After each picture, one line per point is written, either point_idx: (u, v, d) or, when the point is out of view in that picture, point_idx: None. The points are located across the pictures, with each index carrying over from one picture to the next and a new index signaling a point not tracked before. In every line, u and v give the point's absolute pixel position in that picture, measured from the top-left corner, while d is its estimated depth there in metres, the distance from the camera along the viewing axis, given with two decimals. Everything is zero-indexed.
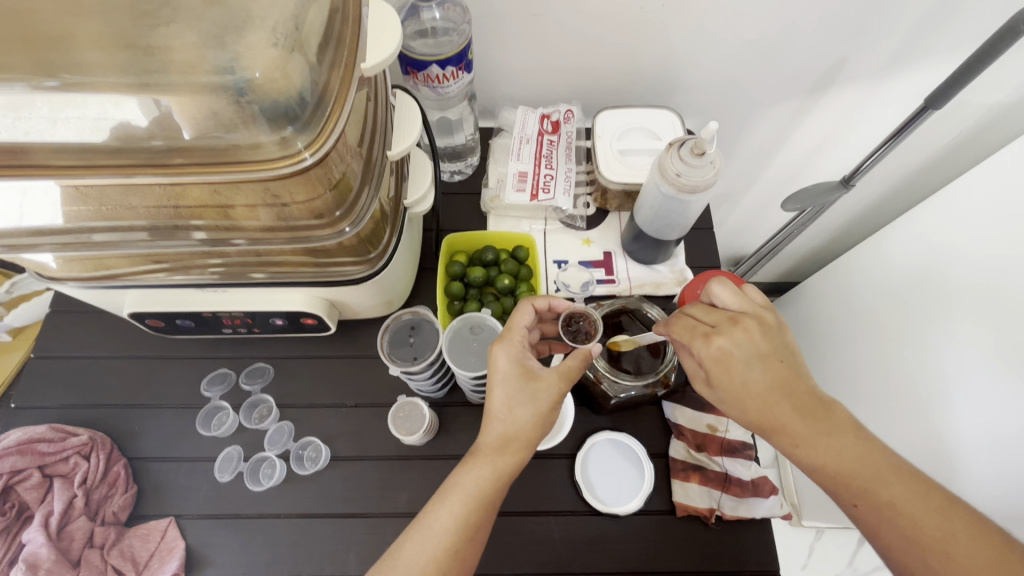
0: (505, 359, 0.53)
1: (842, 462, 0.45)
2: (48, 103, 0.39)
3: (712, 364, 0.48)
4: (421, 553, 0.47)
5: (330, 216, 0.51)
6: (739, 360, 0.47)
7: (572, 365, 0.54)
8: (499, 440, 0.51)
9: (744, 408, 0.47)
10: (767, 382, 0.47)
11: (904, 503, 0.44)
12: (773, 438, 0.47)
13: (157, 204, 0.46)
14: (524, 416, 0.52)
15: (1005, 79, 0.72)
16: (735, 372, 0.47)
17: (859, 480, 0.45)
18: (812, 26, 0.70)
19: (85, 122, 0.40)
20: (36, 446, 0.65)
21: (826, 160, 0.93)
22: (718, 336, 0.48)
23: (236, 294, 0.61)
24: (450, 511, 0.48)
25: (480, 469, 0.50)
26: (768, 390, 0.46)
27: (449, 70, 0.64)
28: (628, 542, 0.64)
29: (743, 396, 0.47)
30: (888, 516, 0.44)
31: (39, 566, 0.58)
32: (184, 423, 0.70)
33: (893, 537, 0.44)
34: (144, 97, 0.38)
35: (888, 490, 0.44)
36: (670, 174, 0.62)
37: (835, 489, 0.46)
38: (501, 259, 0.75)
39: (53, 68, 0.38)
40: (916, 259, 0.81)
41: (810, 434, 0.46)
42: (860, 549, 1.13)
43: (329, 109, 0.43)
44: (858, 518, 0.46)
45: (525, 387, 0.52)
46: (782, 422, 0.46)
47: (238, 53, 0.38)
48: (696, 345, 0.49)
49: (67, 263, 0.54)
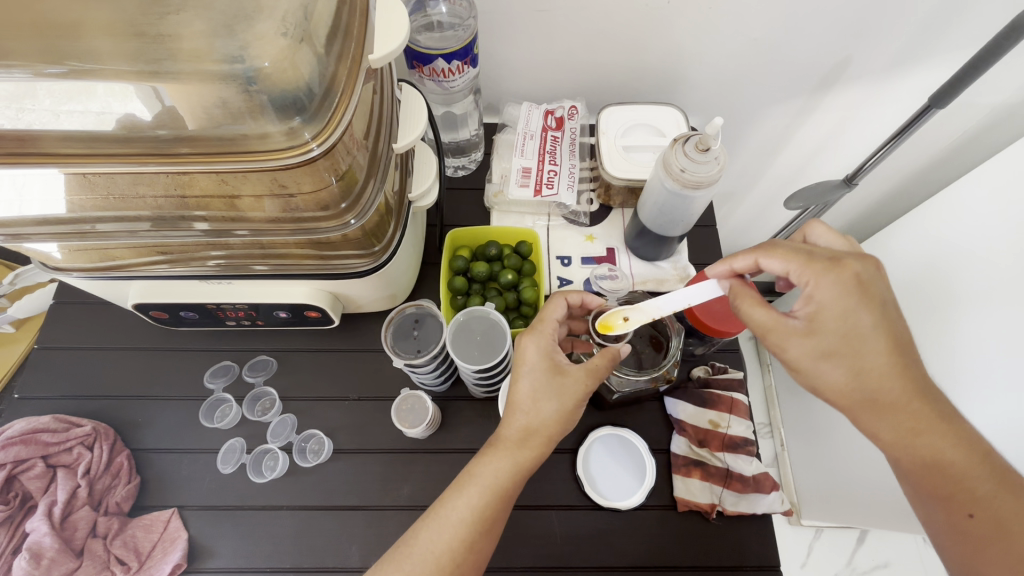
0: (534, 350, 0.54)
1: (960, 464, 0.44)
2: (56, 92, 0.39)
3: (837, 307, 0.45)
4: (436, 543, 0.47)
5: (336, 208, 0.51)
6: (869, 314, 0.44)
7: (598, 363, 0.54)
8: (519, 434, 0.51)
9: (859, 369, 0.44)
10: (881, 343, 0.44)
11: (1002, 506, 0.44)
12: (881, 411, 0.45)
13: (164, 194, 0.47)
14: (549, 410, 0.51)
15: (1010, 78, 0.72)
16: (853, 323, 0.44)
17: (976, 491, 0.44)
18: (817, 24, 0.70)
19: (89, 116, 0.40)
20: (39, 436, 0.65)
21: (830, 159, 0.93)
22: (856, 277, 0.45)
23: (239, 287, 0.61)
24: (466, 502, 0.48)
25: (501, 460, 0.50)
26: (895, 356, 0.44)
27: (455, 64, 0.65)
28: (629, 536, 0.64)
29: (868, 354, 0.44)
30: (1002, 533, 0.44)
31: (42, 556, 0.59)
32: (187, 414, 0.70)
33: (997, 558, 0.43)
34: (144, 85, 0.38)
35: (1001, 504, 0.44)
36: (674, 170, 0.62)
37: (947, 498, 0.45)
38: (504, 254, 0.74)
39: (59, 56, 0.38)
40: (919, 258, 0.81)
41: (935, 423, 0.44)
42: (859, 549, 1.14)
43: (336, 100, 0.43)
44: (957, 531, 0.46)
45: (551, 381, 0.52)
46: (911, 398, 0.44)
47: (247, 42, 0.38)
48: (822, 284, 0.45)
49: (72, 253, 0.54)
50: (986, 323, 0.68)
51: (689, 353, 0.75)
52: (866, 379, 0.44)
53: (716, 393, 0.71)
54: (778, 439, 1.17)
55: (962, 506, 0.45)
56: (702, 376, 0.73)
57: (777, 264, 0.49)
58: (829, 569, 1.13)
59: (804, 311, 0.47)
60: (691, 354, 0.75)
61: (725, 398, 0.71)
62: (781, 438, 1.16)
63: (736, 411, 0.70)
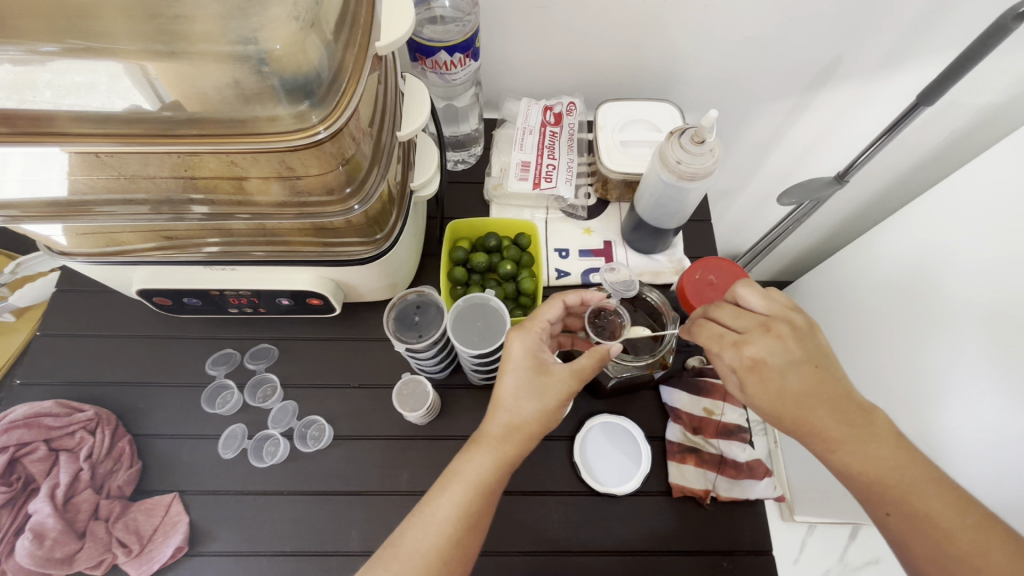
0: (520, 348, 0.54)
1: (885, 476, 0.46)
2: (59, 81, 0.40)
3: (755, 366, 0.48)
4: (423, 542, 0.48)
5: (340, 192, 0.52)
6: (787, 363, 0.48)
7: (585, 363, 0.54)
8: (502, 431, 0.52)
9: (783, 416, 0.48)
10: (801, 391, 0.47)
11: (933, 507, 0.45)
12: (809, 442, 0.48)
13: (171, 174, 0.47)
14: (530, 408, 0.52)
15: (992, 80, 0.74)
16: (768, 378, 0.48)
17: (902, 494, 0.45)
18: (809, 24, 0.72)
19: (88, 110, 0.42)
20: (42, 420, 0.65)
21: (821, 158, 0.95)
22: (767, 339, 0.49)
23: (242, 273, 0.62)
24: (451, 499, 0.49)
25: (484, 457, 0.51)
26: (818, 394, 0.47)
27: (457, 57, 0.66)
28: (625, 521, 0.65)
29: (787, 409, 0.47)
30: (920, 528, 0.45)
31: (45, 536, 0.59)
32: (188, 401, 0.70)
33: (926, 544, 0.45)
34: (130, 63, 0.39)
35: (928, 502, 0.45)
36: (670, 162, 0.64)
37: (869, 498, 0.47)
38: (503, 245, 0.76)
39: (56, 35, 0.39)
40: (908, 256, 0.83)
41: (857, 448, 0.46)
42: (851, 545, 1.14)
43: (343, 87, 0.44)
44: (887, 528, 0.47)
45: (534, 380, 0.53)
46: (828, 432, 0.47)
47: (260, 25, 0.40)
48: (741, 351, 0.49)
49: (78, 237, 0.55)
50: (974, 316, 0.70)
51: (684, 343, 0.77)
52: (794, 427, 0.48)
53: (711, 381, 0.73)
54: (771, 436, 1.18)
55: (883, 505, 0.46)
56: (696, 365, 0.74)
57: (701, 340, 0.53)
58: (820, 564, 1.14)
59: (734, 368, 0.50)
60: (686, 345, 0.77)
61: (720, 387, 0.73)
62: (774, 435, 1.17)
63: (730, 400, 0.72)
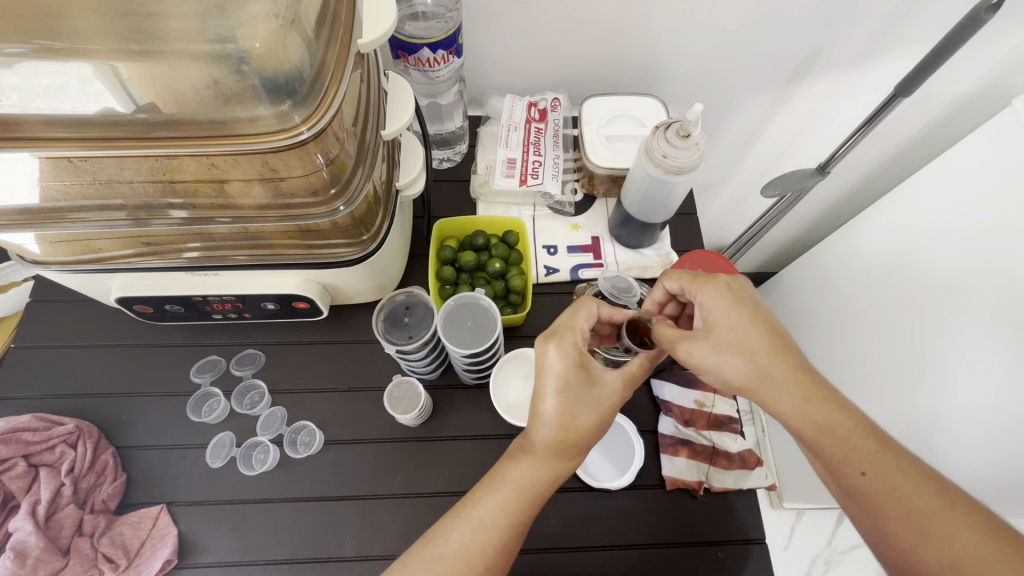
0: (564, 359, 0.51)
1: (846, 429, 0.48)
2: (26, 84, 0.39)
3: (721, 309, 0.52)
4: (469, 545, 0.47)
5: (325, 193, 0.51)
6: (745, 310, 0.51)
7: (636, 371, 0.53)
8: (552, 443, 0.50)
9: (751, 352, 0.50)
10: (760, 333, 0.50)
11: (893, 468, 0.47)
12: (776, 391, 0.50)
13: (149, 178, 0.46)
14: (585, 420, 0.50)
15: (966, 70, 0.76)
16: (733, 321, 0.51)
17: (864, 450, 0.48)
18: (790, 16, 0.72)
19: (56, 112, 0.40)
20: (20, 435, 0.63)
21: (801, 148, 0.97)
22: (731, 286, 0.53)
23: (225, 278, 0.60)
24: (500, 505, 0.49)
25: (535, 466, 0.50)
26: (775, 341, 0.50)
27: (440, 53, 0.65)
28: (620, 515, 0.66)
29: (755, 342, 0.50)
30: (890, 484, 0.47)
31: (27, 555, 0.57)
32: (173, 410, 0.69)
33: (896, 501, 0.46)
34: (100, 63, 0.38)
35: (887, 458, 0.47)
36: (657, 156, 0.64)
37: (839, 459, 0.48)
38: (491, 244, 0.75)
39: (19, 35, 0.38)
40: (888, 244, 0.85)
41: (819, 394, 0.49)
42: (838, 529, 1.16)
43: (325, 86, 0.43)
44: (859, 494, 0.48)
45: (587, 392, 0.51)
46: (792, 372, 0.50)
47: (238, 22, 0.38)
48: (705, 293, 0.53)
49: (52, 245, 0.53)
50: (953, 301, 0.71)
51: None
52: (753, 360, 0.50)
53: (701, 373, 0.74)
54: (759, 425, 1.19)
55: (852, 465, 0.48)
56: None
57: (673, 283, 0.56)
58: (808, 550, 1.16)
59: (702, 318, 0.53)
60: None
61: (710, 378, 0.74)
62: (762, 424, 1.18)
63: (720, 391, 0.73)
